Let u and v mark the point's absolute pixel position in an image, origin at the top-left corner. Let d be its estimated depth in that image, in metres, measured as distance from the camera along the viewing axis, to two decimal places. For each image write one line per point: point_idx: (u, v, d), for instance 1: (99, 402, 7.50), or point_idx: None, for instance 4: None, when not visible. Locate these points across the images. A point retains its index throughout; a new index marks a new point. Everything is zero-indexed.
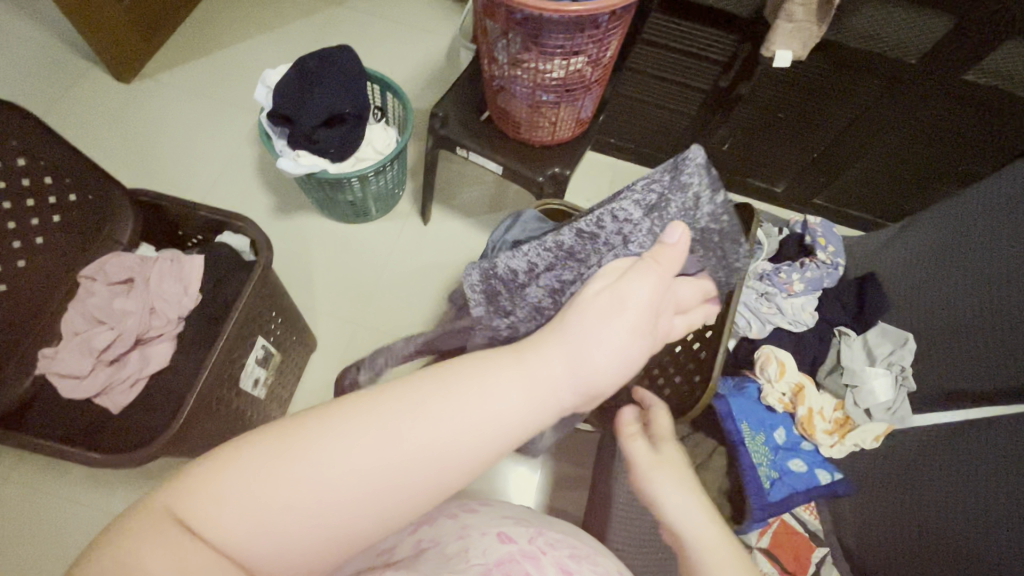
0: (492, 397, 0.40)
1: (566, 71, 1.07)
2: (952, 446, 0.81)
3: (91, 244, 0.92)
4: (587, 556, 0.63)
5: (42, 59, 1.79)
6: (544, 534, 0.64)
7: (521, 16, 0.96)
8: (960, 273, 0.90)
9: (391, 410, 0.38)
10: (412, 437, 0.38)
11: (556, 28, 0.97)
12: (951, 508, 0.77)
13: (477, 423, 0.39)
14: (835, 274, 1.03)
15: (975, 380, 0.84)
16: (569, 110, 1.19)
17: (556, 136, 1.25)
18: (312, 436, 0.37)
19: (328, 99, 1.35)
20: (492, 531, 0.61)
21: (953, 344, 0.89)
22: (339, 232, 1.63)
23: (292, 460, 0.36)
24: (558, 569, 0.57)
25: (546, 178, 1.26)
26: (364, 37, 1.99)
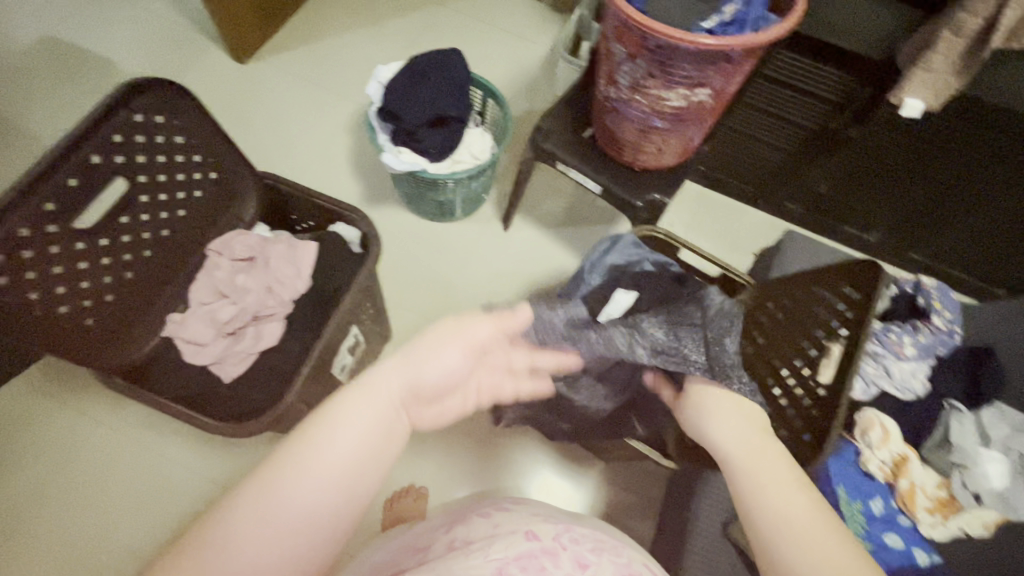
0: (348, 422, 0.58)
1: (688, 101, 1.05)
2: None
3: (220, 219, 0.97)
4: (609, 548, 0.73)
5: (167, 31, 1.92)
6: (570, 531, 0.74)
7: (655, 43, 0.95)
8: None
9: (305, 438, 0.56)
10: (335, 442, 0.56)
11: (688, 58, 0.96)
12: None
13: (352, 444, 0.57)
14: (949, 342, 0.97)
15: None
16: (680, 139, 1.17)
17: (660, 162, 1.24)
18: (266, 489, 0.52)
19: (436, 102, 1.38)
20: (520, 530, 0.71)
21: None
22: (421, 228, 1.67)
23: (261, 507, 0.51)
24: (573, 563, 0.67)
25: (645, 204, 1.25)
26: (463, 39, 2.02)
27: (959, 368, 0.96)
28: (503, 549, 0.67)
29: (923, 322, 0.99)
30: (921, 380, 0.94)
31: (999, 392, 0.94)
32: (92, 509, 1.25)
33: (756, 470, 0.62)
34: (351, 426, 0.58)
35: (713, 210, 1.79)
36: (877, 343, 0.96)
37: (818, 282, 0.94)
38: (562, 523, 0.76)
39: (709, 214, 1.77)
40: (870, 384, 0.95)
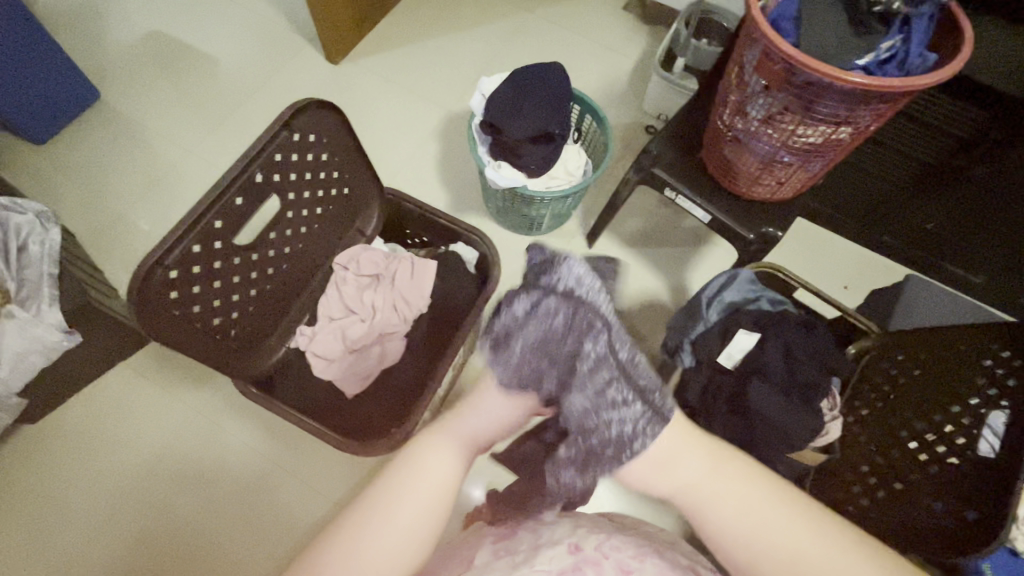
0: (431, 464, 0.70)
1: (825, 138, 1.01)
2: None
3: (348, 234, 0.99)
4: (654, 551, 0.71)
5: (266, 28, 1.97)
6: (613, 537, 0.72)
7: (802, 80, 0.91)
8: None
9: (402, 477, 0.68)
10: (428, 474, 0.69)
11: (838, 97, 0.91)
12: None
13: (432, 479, 0.69)
14: None
15: None
16: (804, 173, 1.12)
17: (777, 194, 1.20)
18: (373, 522, 0.64)
19: (540, 118, 1.37)
20: (563, 540, 0.70)
21: None
22: (506, 240, 1.67)
23: (375, 534, 0.63)
24: (618, 571, 0.66)
25: (756, 238, 1.22)
26: (551, 47, 2.00)
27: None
28: (548, 562, 0.67)
29: None
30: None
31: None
32: (191, 498, 1.30)
33: (743, 500, 0.67)
34: (437, 469, 0.70)
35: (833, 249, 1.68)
36: None
37: (963, 340, 0.86)
38: (600, 530, 0.73)
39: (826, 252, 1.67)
40: None
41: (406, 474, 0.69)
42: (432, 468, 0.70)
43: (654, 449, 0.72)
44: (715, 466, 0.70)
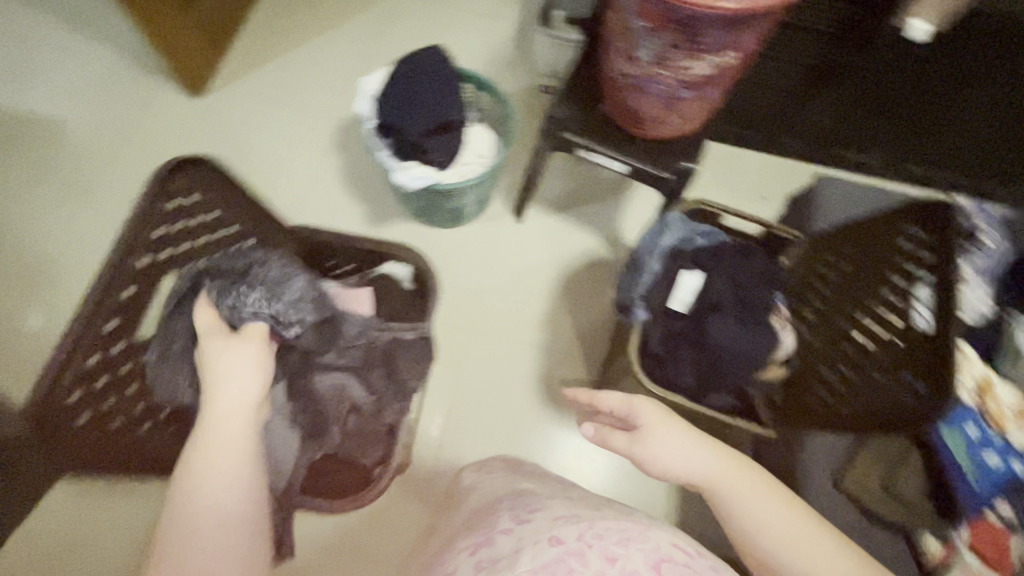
0: (221, 446, 0.76)
1: (716, 67, 1.02)
2: None
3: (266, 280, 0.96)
4: (635, 536, 0.71)
5: (101, 73, 1.74)
6: (595, 526, 0.72)
7: (683, 15, 0.91)
8: None
9: (207, 435, 0.76)
10: (214, 447, 0.75)
11: (719, 25, 0.92)
12: None
13: (219, 462, 0.74)
14: (997, 257, 1.03)
15: None
16: (704, 104, 1.14)
17: (683, 130, 1.21)
18: (200, 483, 0.72)
19: (436, 108, 1.31)
20: (544, 537, 0.71)
21: None
22: (435, 238, 1.61)
23: (194, 495, 0.71)
24: (603, 559, 0.66)
25: (675, 175, 1.23)
26: (427, 27, 1.90)
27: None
28: (529, 561, 0.67)
29: (973, 243, 1.04)
30: (987, 297, 1.01)
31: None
32: None
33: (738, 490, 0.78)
34: (233, 418, 0.78)
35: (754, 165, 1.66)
36: None
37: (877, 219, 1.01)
38: (583, 519, 0.74)
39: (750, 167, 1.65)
40: None
41: (211, 429, 0.77)
42: (251, 401, 0.81)
43: (662, 440, 0.83)
44: (718, 455, 0.81)
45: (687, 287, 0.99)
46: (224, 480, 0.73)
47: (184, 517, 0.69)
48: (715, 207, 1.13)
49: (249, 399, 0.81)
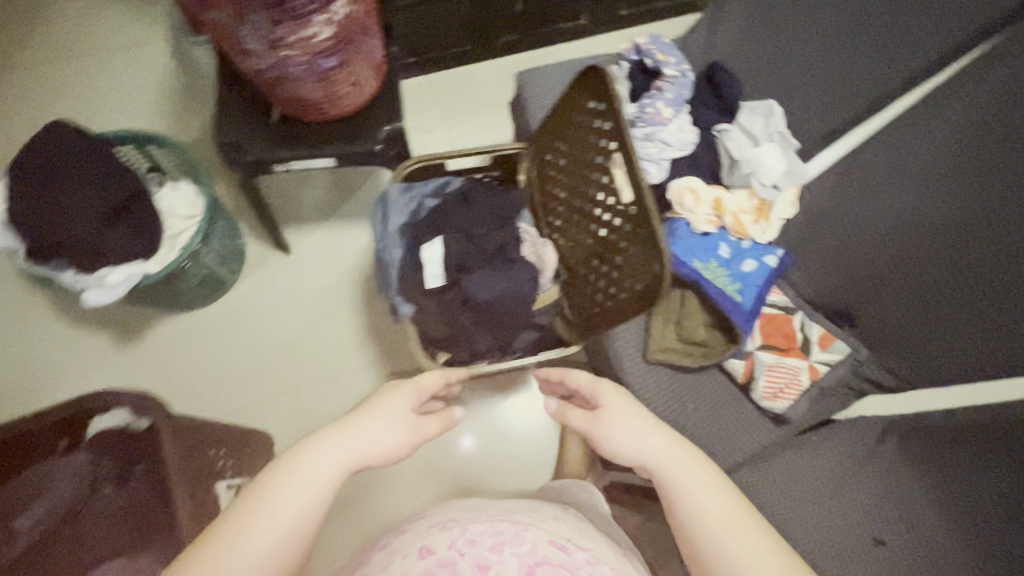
0: (309, 464, 0.59)
1: (335, 24, 0.91)
2: (859, 178, 0.95)
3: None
4: (508, 538, 0.65)
5: None
6: (469, 530, 0.67)
7: None
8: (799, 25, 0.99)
9: (345, 426, 0.65)
10: (317, 446, 0.61)
11: None
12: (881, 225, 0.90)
13: (284, 514, 0.54)
14: (688, 82, 1.05)
15: (840, 115, 0.97)
16: (363, 62, 1.03)
17: (367, 94, 1.09)
18: (260, 497, 0.55)
19: (89, 198, 1.06)
20: (414, 550, 0.65)
21: (816, 88, 0.99)
22: (207, 319, 1.39)
23: (257, 510, 0.54)
24: (473, 569, 0.61)
25: (384, 141, 1.11)
26: (59, 85, 1.49)
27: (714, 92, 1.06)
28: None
29: (662, 78, 1.06)
30: (690, 127, 1.00)
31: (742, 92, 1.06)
32: None
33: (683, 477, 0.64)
34: (357, 445, 0.63)
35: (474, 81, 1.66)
36: (642, 123, 0.99)
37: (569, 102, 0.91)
38: (456, 527, 0.68)
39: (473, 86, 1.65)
40: (661, 160, 0.98)
41: (330, 435, 0.63)
42: (404, 416, 0.70)
43: (597, 412, 0.76)
44: (670, 441, 0.69)
45: (431, 261, 0.92)
46: (302, 503, 0.56)
47: (245, 544, 0.52)
48: (434, 159, 1.05)
49: (367, 439, 0.65)
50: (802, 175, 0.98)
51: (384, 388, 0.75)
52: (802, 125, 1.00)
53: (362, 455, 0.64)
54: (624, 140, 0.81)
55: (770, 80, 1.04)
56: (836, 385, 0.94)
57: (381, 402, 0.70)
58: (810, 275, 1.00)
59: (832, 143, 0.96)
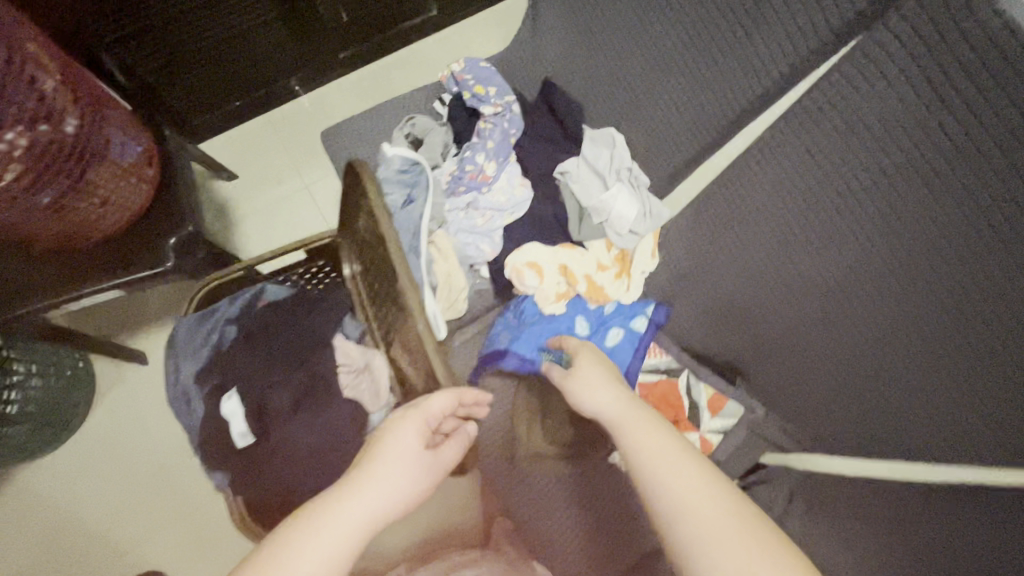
0: (311, 537, 0.46)
1: (16, 154, 0.73)
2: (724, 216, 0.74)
3: None
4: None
5: None
6: None
7: None
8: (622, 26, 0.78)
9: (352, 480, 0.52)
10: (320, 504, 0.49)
11: None
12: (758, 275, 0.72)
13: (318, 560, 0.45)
14: (515, 118, 0.85)
15: (691, 140, 0.75)
16: (110, 181, 0.83)
17: (134, 209, 0.87)
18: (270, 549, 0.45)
19: None
20: None
21: (661, 105, 0.77)
22: (71, 459, 1.25)
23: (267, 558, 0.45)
24: None
25: (173, 256, 0.90)
26: None
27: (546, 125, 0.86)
28: None
29: (482, 119, 0.86)
30: (522, 179, 0.84)
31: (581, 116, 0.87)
32: None
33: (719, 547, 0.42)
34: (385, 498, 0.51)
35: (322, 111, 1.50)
36: (462, 189, 0.82)
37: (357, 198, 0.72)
38: None
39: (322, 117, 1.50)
40: (491, 233, 0.82)
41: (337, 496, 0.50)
42: (420, 463, 0.55)
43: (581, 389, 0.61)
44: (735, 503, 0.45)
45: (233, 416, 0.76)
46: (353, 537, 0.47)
47: None
48: (232, 273, 0.87)
49: (371, 510, 0.50)
50: (656, 217, 0.81)
51: (391, 417, 0.60)
52: (651, 153, 0.81)
53: (369, 528, 0.49)
54: (412, 282, 0.64)
55: (608, 98, 0.84)
56: (732, 452, 0.82)
57: (388, 444, 0.55)
58: (690, 326, 0.85)
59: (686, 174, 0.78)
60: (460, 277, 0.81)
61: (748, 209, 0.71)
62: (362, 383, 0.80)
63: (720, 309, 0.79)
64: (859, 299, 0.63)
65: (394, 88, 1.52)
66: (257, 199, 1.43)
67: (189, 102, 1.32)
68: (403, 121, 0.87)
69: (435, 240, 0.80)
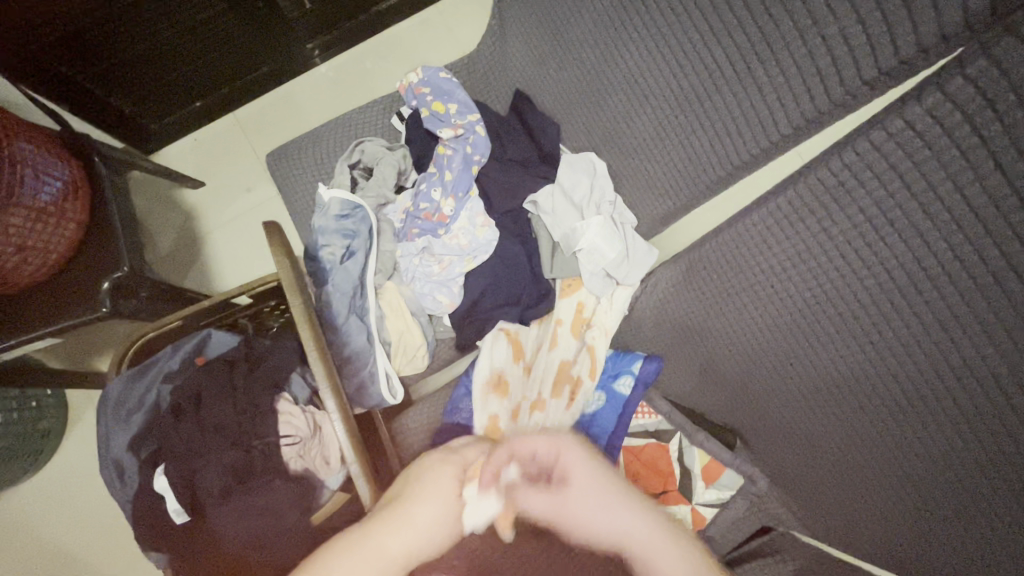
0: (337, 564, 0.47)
1: None
2: (714, 266, 0.63)
3: None
4: None
5: None
6: None
7: None
8: (601, 34, 0.65)
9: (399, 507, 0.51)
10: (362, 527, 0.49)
11: None
12: (757, 339, 0.61)
13: None
14: (480, 139, 0.71)
15: (684, 174, 0.62)
16: (19, 221, 0.74)
17: (54, 249, 0.78)
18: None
19: None
20: None
21: (645, 131, 0.64)
22: (43, 491, 1.19)
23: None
24: None
25: (109, 300, 0.82)
26: None
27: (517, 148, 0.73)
28: None
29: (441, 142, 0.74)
30: (485, 219, 0.72)
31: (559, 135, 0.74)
32: None
33: None
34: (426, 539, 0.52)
35: (293, 108, 1.38)
36: (418, 231, 0.72)
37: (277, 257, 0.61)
38: None
39: (292, 114, 1.37)
40: (450, 282, 0.73)
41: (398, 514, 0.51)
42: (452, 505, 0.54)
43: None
44: None
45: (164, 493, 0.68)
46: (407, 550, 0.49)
47: None
48: (171, 321, 0.78)
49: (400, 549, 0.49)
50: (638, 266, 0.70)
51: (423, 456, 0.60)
52: (638, 185, 0.68)
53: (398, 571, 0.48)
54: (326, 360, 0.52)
55: (588, 118, 0.70)
56: (729, 524, 0.72)
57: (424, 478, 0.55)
58: (684, 383, 0.74)
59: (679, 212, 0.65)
60: (417, 334, 0.73)
61: (753, 265, 0.58)
62: (313, 450, 0.72)
63: (716, 372, 0.68)
64: (881, 388, 0.51)
65: (370, 80, 1.38)
66: (228, 208, 1.34)
67: (141, 105, 1.21)
68: (352, 146, 0.75)
69: (384, 293, 0.71)
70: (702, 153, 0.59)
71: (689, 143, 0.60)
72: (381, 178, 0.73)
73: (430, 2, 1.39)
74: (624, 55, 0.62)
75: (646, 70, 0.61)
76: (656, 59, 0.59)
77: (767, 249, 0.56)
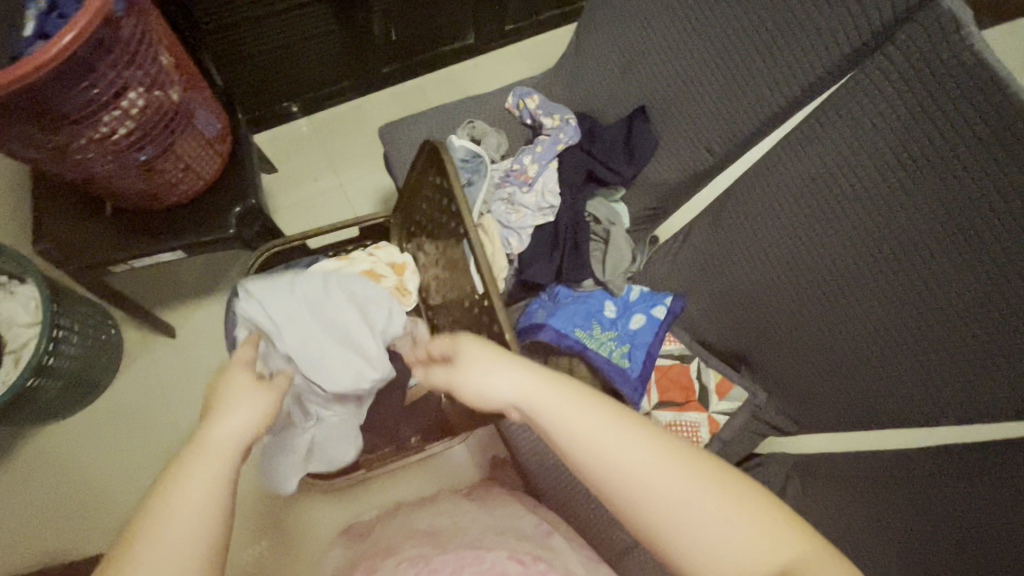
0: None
1: (134, 116, 0.78)
2: (723, 221, 0.87)
3: None
4: None
5: None
6: None
7: (57, 106, 0.69)
8: (641, 63, 0.90)
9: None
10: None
11: (100, 79, 0.71)
12: (760, 269, 0.82)
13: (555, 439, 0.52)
14: (570, 128, 0.94)
15: (694, 154, 0.85)
16: (199, 142, 0.92)
17: (209, 167, 0.97)
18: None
19: None
20: None
21: (671, 126, 0.88)
22: (88, 425, 1.27)
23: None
24: None
25: (239, 223, 1.00)
26: None
27: (596, 130, 0.93)
28: None
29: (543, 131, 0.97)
30: (554, 187, 0.90)
31: (654, 144, 0.90)
32: None
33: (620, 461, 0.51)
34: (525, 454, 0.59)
35: (358, 118, 1.62)
36: (508, 184, 0.92)
37: (426, 170, 0.82)
38: None
39: (358, 124, 1.61)
40: (521, 230, 0.90)
41: None
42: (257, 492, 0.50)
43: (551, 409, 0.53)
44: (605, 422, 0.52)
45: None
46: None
47: None
48: (291, 240, 0.95)
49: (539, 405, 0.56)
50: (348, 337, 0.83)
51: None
52: (659, 173, 0.91)
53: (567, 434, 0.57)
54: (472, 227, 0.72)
55: None
56: (737, 432, 0.89)
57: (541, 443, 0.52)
58: (705, 317, 0.94)
59: (701, 181, 0.90)
60: (500, 260, 0.89)
61: (757, 215, 0.81)
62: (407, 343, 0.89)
63: (730, 302, 0.89)
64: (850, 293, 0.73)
65: (428, 104, 1.66)
66: (294, 193, 1.53)
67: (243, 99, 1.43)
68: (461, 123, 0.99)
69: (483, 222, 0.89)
70: (703, 140, 0.83)
71: (717, 118, 0.81)
72: (486, 146, 0.96)
73: (481, 52, 1.71)
74: (654, 74, 0.88)
75: (673, 83, 0.86)
76: (692, 60, 0.83)
77: (767, 203, 0.80)
